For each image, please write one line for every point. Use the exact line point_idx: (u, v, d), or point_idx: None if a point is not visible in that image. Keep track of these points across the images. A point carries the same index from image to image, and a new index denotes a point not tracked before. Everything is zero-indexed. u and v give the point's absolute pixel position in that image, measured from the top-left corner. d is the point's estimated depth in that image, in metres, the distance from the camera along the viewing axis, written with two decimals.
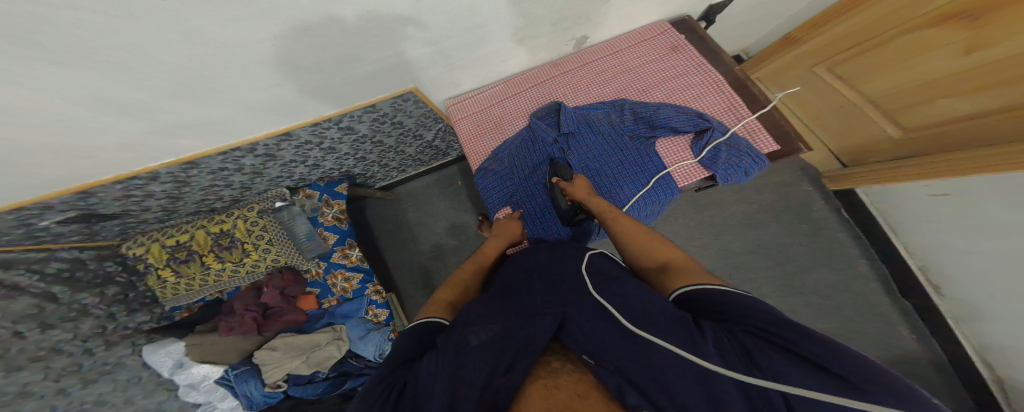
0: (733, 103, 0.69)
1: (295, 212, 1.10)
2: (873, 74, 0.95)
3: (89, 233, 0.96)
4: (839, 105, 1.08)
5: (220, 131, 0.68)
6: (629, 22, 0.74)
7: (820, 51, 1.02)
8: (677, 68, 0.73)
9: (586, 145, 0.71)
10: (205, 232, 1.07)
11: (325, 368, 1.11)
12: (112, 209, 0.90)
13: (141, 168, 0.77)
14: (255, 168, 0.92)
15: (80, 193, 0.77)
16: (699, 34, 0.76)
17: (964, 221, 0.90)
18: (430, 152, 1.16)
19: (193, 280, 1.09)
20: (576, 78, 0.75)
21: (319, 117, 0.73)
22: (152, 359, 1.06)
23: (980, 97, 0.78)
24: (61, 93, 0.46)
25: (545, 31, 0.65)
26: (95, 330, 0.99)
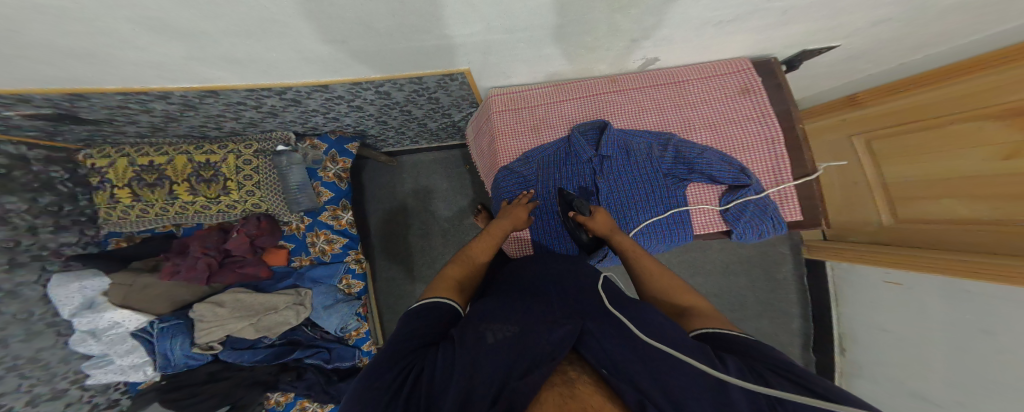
0: (779, 165, 0.70)
1: (295, 161, 1.05)
2: (897, 159, 0.93)
3: (51, 132, 0.87)
4: (853, 182, 1.07)
5: (264, 70, 0.65)
6: (706, 54, 0.71)
7: (869, 120, 0.99)
8: (738, 114, 0.72)
9: (620, 171, 0.73)
10: (187, 159, 0.98)
11: (274, 334, 1.05)
12: (95, 116, 0.82)
13: (157, 87, 0.70)
14: (273, 109, 0.86)
15: (71, 95, 0.69)
16: (779, 82, 0.72)
17: (898, 312, 0.97)
18: (450, 131, 1.15)
19: (152, 207, 1.01)
20: (635, 98, 0.73)
21: (362, 78, 0.69)
22: (57, 293, 0.95)
23: (981, 205, 0.76)
24: (125, 11, 0.42)
25: (619, 45, 0.62)
26: (4, 244, 0.89)
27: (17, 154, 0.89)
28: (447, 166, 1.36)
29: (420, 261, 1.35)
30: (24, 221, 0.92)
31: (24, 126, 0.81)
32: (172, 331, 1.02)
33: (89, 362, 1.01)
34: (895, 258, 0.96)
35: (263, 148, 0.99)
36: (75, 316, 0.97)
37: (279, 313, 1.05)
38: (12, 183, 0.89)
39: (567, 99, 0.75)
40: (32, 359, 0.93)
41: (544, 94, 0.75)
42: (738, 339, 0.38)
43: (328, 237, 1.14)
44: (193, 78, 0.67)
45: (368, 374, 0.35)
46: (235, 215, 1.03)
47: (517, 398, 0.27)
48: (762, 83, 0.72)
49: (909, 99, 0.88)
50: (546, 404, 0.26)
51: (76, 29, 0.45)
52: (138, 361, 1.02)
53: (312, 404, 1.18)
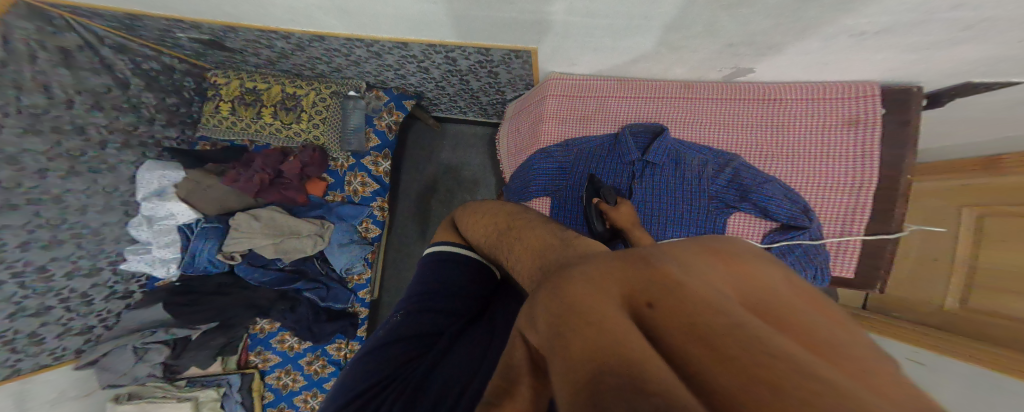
0: (856, 215, 0.63)
1: (359, 106, 1.16)
2: (1001, 245, 0.70)
3: (197, 52, 1.10)
4: (933, 259, 0.82)
5: (366, 24, 0.77)
6: (819, 73, 0.62)
7: (996, 191, 0.71)
8: (830, 149, 0.64)
9: (661, 181, 0.70)
10: (280, 90, 1.14)
11: (289, 258, 1.12)
12: (235, 45, 1.02)
13: (284, 28, 0.86)
14: (358, 59, 0.98)
15: (228, 27, 0.91)
16: (908, 117, 0.58)
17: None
18: (497, 109, 1.16)
19: (240, 122, 1.17)
20: (707, 110, 0.70)
21: (438, 41, 0.77)
22: (143, 176, 1.10)
23: None
24: None
25: (711, 48, 0.59)
26: (126, 127, 1.10)
27: (168, 64, 1.13)
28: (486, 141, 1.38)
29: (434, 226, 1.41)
30: (148, 113, 1.14)
31: (181, 42, 1.04)
32: (207, 233, 1.12)
33: (131, 247, 1.11)
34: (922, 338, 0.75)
35: (338, 91, 1.13)
36: (144, 200, 1.10)
37: (300, 239, 1.12)
38: (155, 84, 1.13)
39: (626, 95, 0.74)
40: (96, 230, 1.06)
41: (605, 87, 0.75)
42: None
43: (363, 179, 1.22)
44: (309, 24, 0.82)
45: (357, 367, 0.49)
46: (297, 143, 1.16)
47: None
48: (884, 115, 0.60)
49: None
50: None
51: None
52: (169, 257, 1.11)
53: (292, 337, 1.21)
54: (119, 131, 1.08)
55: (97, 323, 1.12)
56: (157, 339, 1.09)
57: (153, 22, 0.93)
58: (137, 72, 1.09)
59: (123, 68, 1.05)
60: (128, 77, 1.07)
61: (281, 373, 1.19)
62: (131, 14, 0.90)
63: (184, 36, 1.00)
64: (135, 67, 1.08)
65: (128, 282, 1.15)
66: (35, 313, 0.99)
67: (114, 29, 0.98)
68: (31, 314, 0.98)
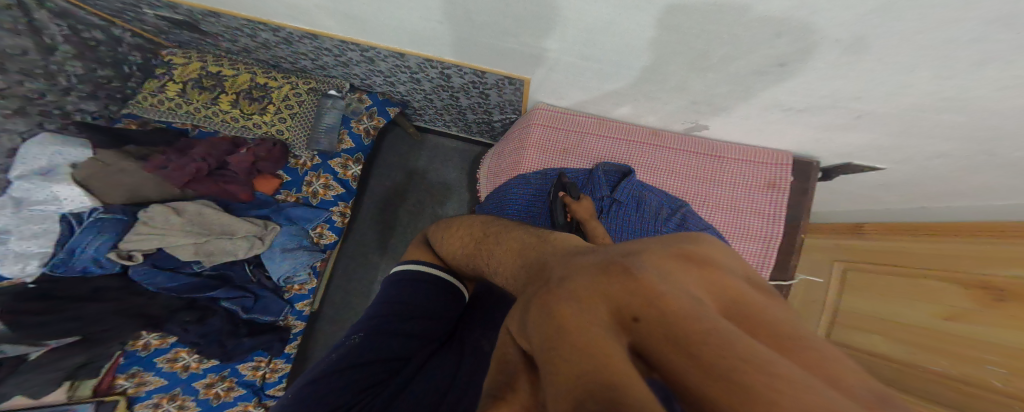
0: (765, 261, 0.78)
1: (337, 107, 1.11)
2: (862, 293, 0.82)
3: (159, 26, 1.01)
4: (812, 301, 0.95)
5: (366, 30, 0.77)
6: (758, 138, 0.75)
7: (849, 250, 0.88)
8: (754, 205, 0.77)
9: (626, 217, 0.76)
10: (249, 78, 1.07)
11: (212, 262, 0.94)
12: (211, 29, 0.96)
13: (277, 22, 0.85)
14: (348, 62, 0.97)
15: (211, 12, 0.87)
16: (805, 187, 0.75)
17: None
18: (481, 130, 1.21)
19: (189, 105, 1.04)
20: (663, 158, 0.79)
21: (436, 56, 0.80)
22: (30, 151, 0.90)
23: (907, 352, 0.70)
24: None
25: (677, 102, 0.70)
26: (28, 94, 0.93)
27: (117, 36, 1.04)
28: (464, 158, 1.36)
29: (398, 240, 1.33)
30: (66, 83, 0.99)
31: (144, 12, 0.95)
32: (102, 225, 0.90)
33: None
34: None
35: (317, 88, 1.08)
36: (17, 179, 0.87)
37: (231, 241, 0.96)
38: (89, 54, 1.01)
39: (603, 134, 0.81)
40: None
41: (586, 123, 0.82)
42: None
43: (327, 182, 1.12)
44: (305, 21, 0.81)
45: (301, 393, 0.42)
46: (254, 134, 1.06)
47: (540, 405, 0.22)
48: (791, 181, 0.75)
49: (886, 242, 0.80)
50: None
51: None
52: (34, 250, 0.86)
53: (190, 355, 0.98)
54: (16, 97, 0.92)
55: None
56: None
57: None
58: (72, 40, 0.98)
59: (54, 32, 0.94)
60: (57, 42, 0.96)
61: (162, 400, 0.97)
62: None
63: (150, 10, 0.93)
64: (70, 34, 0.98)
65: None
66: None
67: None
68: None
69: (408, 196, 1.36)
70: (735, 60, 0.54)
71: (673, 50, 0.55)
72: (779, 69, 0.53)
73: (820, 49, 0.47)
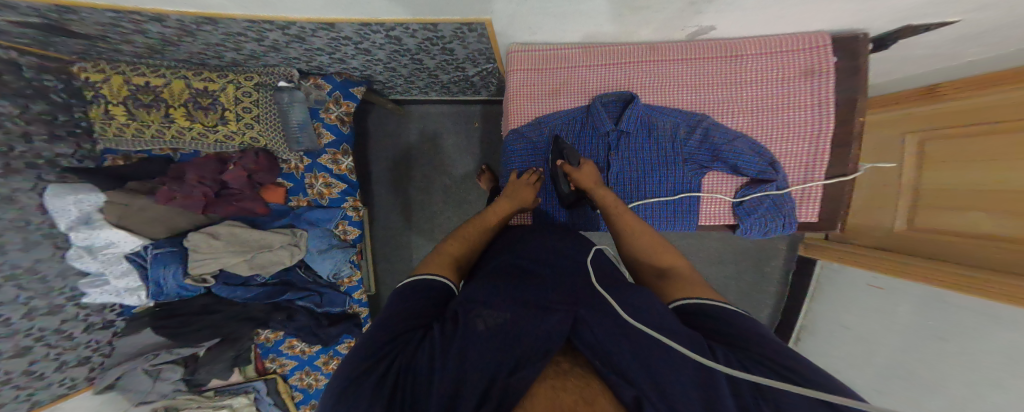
0: (817, 160, 0.70)
1: (297, 99, 1.01)
2: (944, 163, 0.80)
3: (41, 42, 0.82)
4: (885, 184, 0.97)
5: (264, 3, 0.61)
6: (787, 26, 0.63)
7: (930, 117, 0.85)
8: (790, 100, 0.68)
9: (636, 149, 0.73)
10: (184, 84, 0.92)
11: (267, 274, 1.06)
12: (88, 32, 0.77)
13: (153, 10, 0.66)
14: (275, 44, 0.81)
15: (60, 8, 0.65)
16: (857, 63, 0.64)
17: (868, 313, 0.99)
18: (460, 85, 1.11)
19: (146, 128, 0.95)
20: (676, 74, 0.69)
21: (371, 19, 0.66)
22: (54, 205, 0.89)
23: (989, 222, 0.69)
24: None
25: (670, 8, 0.56)
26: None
27: (6, 58, 0.82)
28: (456, 118, 1.34)
29: (419, 213, 1.39)
30: (18, 127, 0.87)
31: (13, 35, 0.78)
32: (166, 260, 1.00)
33: (85, 281, 1.01)
34: (881, 263, 0.95)
35: (264, 82, 0.95)
36: (73, 231, 0.92)
37: (274, 252, 1.05)
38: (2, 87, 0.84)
39: (595, 64, 0.71)
40: (32, 269, 0.92)
41: (572, 57, 0.71)
42: (722, 313, 0.39)
43: (327, 180, 1.14)
44: (189, 3, 0.64)
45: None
46: (232, 147, 1.01)
47: (509, 397, 0.27)
48: (836, 63, 0.65)
49: (979, 98, 0.73)
50: (538, 397, 0.27)
51: None
52: (133, 285, 1.02)
53: (301, 343, 1.26)
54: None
55: (92, 352, 1.10)
56: (166, 359, 1.06)
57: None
58: None
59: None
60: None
61: (303, 374, 1.31)
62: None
63: (4, 22, 0.71)
64: None
65: (104, 313, 1.10)
66: (17, 355, 0.92)
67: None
68: (14, 357, 0.92)
69: (415, 172, 1.37)
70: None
71: None
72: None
73: None
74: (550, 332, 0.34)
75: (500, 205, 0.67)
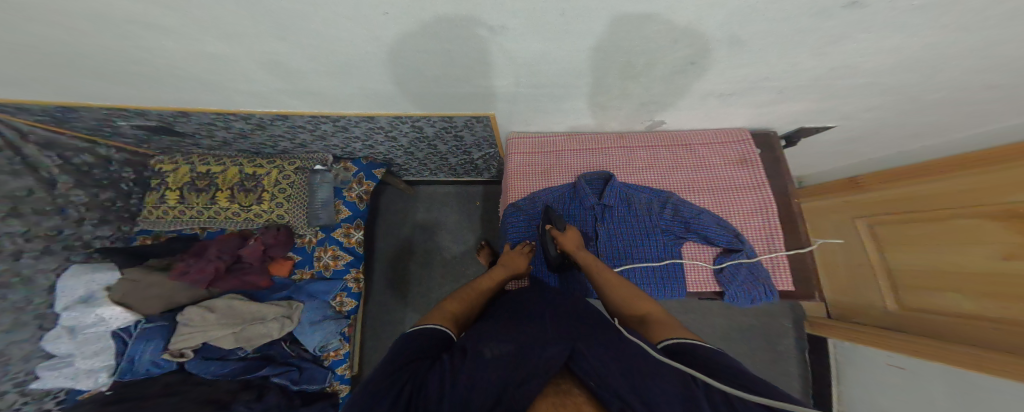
0: (774, 233, 0.74)
1: (326, 180, 1.15)
2: (911, 246, 0.88)
3: (140, 139, 1.03)
4: (859, 263, 1.06)
5: (328, 103, 0.80)
6: (716, 122, 0.81)
7: (875, 204, 0.97)
8: (736, 182, 0.78)
9: (620, 220, 0.78)
10: (238, 171, 1.09)
11: (251, 346, 1.00)
12: (185, 129, 0.96)
13: (245, 111, 0.85)
14: (323, 134, 0.99)
15: (179, 112, 0.86)
16: (776, 155, 0.81)
17: (900, 398, 0.86)
18: (466, 168, 1.28)
19: (191, 210, 1.08)
20: (639, 155, 0.82)
21: (403, 113, 0.84)
22: (66, 285, 0.96)
23: (984, 302, 0.71)
24: (251, 49, 0.59)
25: (627, 107, 0.73)
26: (48, 232, 0.97)
27: (105, 155, 1.04)
28: (460, 199, 1.47)
29: (416, 288, 1.37)
30: (77, 213, 1.02)
31: (124, 134, 0.99)
32: (150, 334, 0.97)
33: (46, 363, 0.93)
34: (903, 344, 0.88)
35: (303, 166, 1.12)
36: (64, 310, 0.95)
37: (264, 324, 1.01)
38: (88, 179, 1.04)
39: (579, 149, 0.84)
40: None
41: (558, 142, 0.85)
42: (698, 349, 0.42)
43: (335, 253, 1.17)
44: (274, 107, 0.83)
45: None
46: (257, 224, 1.11)
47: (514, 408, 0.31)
48: (759, 154, 0.79)
49: (922, 186, 0.84)
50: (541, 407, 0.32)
51: (226, 63, 0.63)
52: (98, 365, 0.94)
53: None
54: (39, 238, 0.95)
55: None
56: None
57: (90, 113, 0.85)
58: (66, 168, 0.99)
59: (48, 165, 0.96)
60: (55, 174, 0.98)
61: None
62: (64, 106, 0.81)
63: (126, 125, 0.92)
64: (63, 164, 0.98)
65: (40, 402, 0.94)
66: None
67: (43, 124, 0.89)
68: None
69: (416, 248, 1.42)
70: (693, 66, 0.56)
71: (607, 65, 0.57)
72: (693, 66, 0.56)
73: (742, 46, 0.50)
74: (545, 356, 0.39)
75: (495, 272, 0.68)
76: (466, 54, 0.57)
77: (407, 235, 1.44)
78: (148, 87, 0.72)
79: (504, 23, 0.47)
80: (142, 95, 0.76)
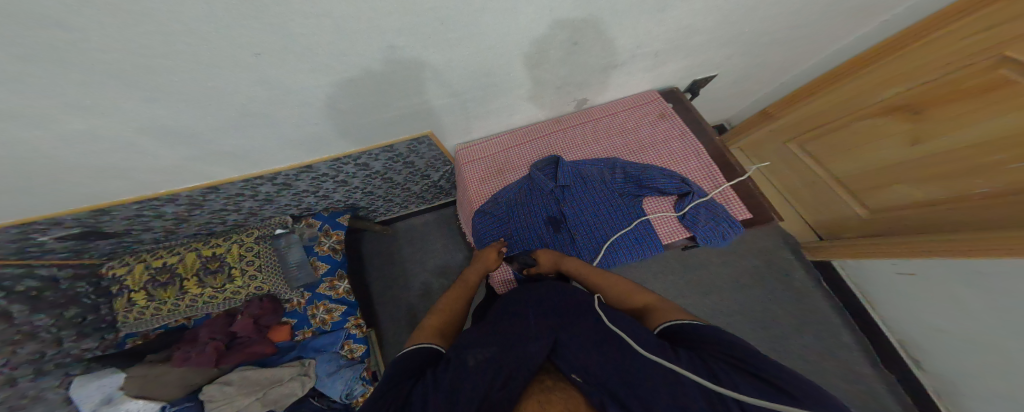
0: (713, 171, 0.78)
1: (293, 241, 1.12)
2: (844, 154, 1.01)
3: (80, 250, 0.96)
4: (811, 181, 1.16)
5: (253, 160, 0.74)
6: (625, 90, 0.86)
7: (794, 128, 1.12)
8: (665, 133, 0.82)
9: (577, 197, 0.78)
10: (196, 255, 1.05)
11: (281, 407, 1.01)
12: (116, 227, 0.90)
13: (166, 191, 0.78)
14: (269, 196, 0.93)
15: (97, 211, 0.79)
16: (685, 104, 0.89)
17: (936, 303, 0.92)
18: (433, 192, 1.25)
19: (164, 305, 1.04)
20: (577, 134, 0.85)
21: (340, 152, 0.78)
22: (81, 393, 0.95)
23: (932, 186, 0.83)
24: (134, 123, 0.52)
25: (550, 93, 0.77)
26: (30, 357, 0.92)
27: (48, 275, 0.96)
28: (441, 224, 1.48)
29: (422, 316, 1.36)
30: (50, 334, 0.97)
31: (55, 249, 0.91)
32: None
33: None
34: (888, 249, 0.98)
35: (263, 234, 1.09)
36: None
37: (285, 385, 1.03)
38: (41, 302, 0.95)
39: (521, 143, 0.86)
40: None
41: (500, 142, 0.86)
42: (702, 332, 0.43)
43: (328, 306, 1.14)
44: (196, 177, 0.76)
45: None
46: (239, 300, 1.07)
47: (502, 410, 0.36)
48: (671, 107, 0.85)
49: (821, 101, 1.00)
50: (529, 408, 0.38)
51: (113, 144, 0.56)
52: None
53: None
54: (23, 364, 0.90)
55: None
56: None
57: (2, 235, 0.77)
58: (13, 297, 0.90)
59: None
60: (7, 305, 0.88)
61: None
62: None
63: (49, 238, 0.84)
64: (6, 295, 0.88)
65: None
66: None
67: None
68: None
69: (409, 278, 1.42)
70: (593, 34, 0.58)
71: (510, 60, 0.59)
72: (577, 46, 0.60)
73: (613, 20, 0.56)
74: (528, 355, 0.44)
75: (476, 274, 0.70)
76: (367, 80, 0.54)
77: (399, 270, 1.44)
78: (49, 190, 0.65)
79: (395, 47, 0.47)
80: (48, 199, 0.69)
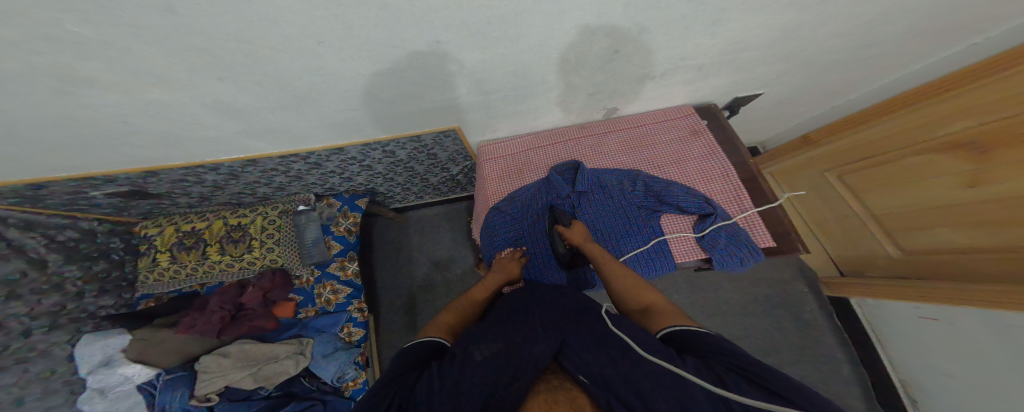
0: (740, 194, 0.78)
1: (313, 219, 1.16)
2: (884, 189, 0.97)
3: (120, 208, 1.04)
4: (844, 215, 1.12)
5: (294, 139, 0.80)
6: (652, 104, 0.89)
7: (834, 155, 1.09)
8: (688, 153, 0.84)
9: (596, 204, 0.79)
10: (223, 223, 1.13)
11: (270, 385, 1.00)
12: (159, 190, 0.97)
13: (211, 160, 0.85)
14: (299, 173, 1.00)
15: (146, 172, 0.86)
16: (720, 119, 0.90)
17: (954, 356, 0.87)
18: (449, 185, 1.30)
19: (184, 269, 1.09)
20: (604, 140, 0.88)
21: (369, 139, 0.84)
22: (84, 351, 0.97)
23: (974, 233, 0.79)
24: (203, 97, 0.59)
25: (580, 99, 0.81)
26: (51, 309, 0.97)
27: (88, 228, 1.04)
28: (450, 218, 1.50)
29: (423, 310, 1.37)
30: (75, 286, 1.02)
31: (99, 205, 0.99)
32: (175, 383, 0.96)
33: None
34: (914, 292, 0.94)
35: (286, 209, 1.16)
36: (91, 374, 0.95)
37: (279, 362, 1.02)
38: (75, 254, 1.03)
39: (546, 145, 0.89)
40: None
41: (523, 144, 0.90)
42: (701, 338, 0.42)
43: (334, 287, 1.16)
44: (239, 151, 0.82)
45: None
46: (251, 271, 1.13)
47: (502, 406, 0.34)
48: (707, 124, 0.87)
49: (872, 131, 0.96)
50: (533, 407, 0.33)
51: (180, 115, 0.63)
52: None
53: None
54: (45, 314, 0.95)
55: None
56: None
57: (58, 186, 0.85)
58: (54, 245, 0.98)
59: (35, 244, 0.94)
60: (45, 253, 0.96)
61: None
62: (32, 184, 0.81)
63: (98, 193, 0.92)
64: (48, 243, 0.97)
65: None
66: None
67: (19, 206, 0.87)
68: None
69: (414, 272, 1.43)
70: (625, 46, 0.62)
71: (541, 63, 0.63)
72: (618, 54, 0.64)
73: (645, 34, 0.59)
74: (534, 355, 0.42)
75: (488, 279, 0.69)
76: (408, 71, 0.59)
77: (405, 260, 1.45)
78: (117, 150, 0.72)
79: (441, 43, 0.53)
80: (111, 158, 0.76)
